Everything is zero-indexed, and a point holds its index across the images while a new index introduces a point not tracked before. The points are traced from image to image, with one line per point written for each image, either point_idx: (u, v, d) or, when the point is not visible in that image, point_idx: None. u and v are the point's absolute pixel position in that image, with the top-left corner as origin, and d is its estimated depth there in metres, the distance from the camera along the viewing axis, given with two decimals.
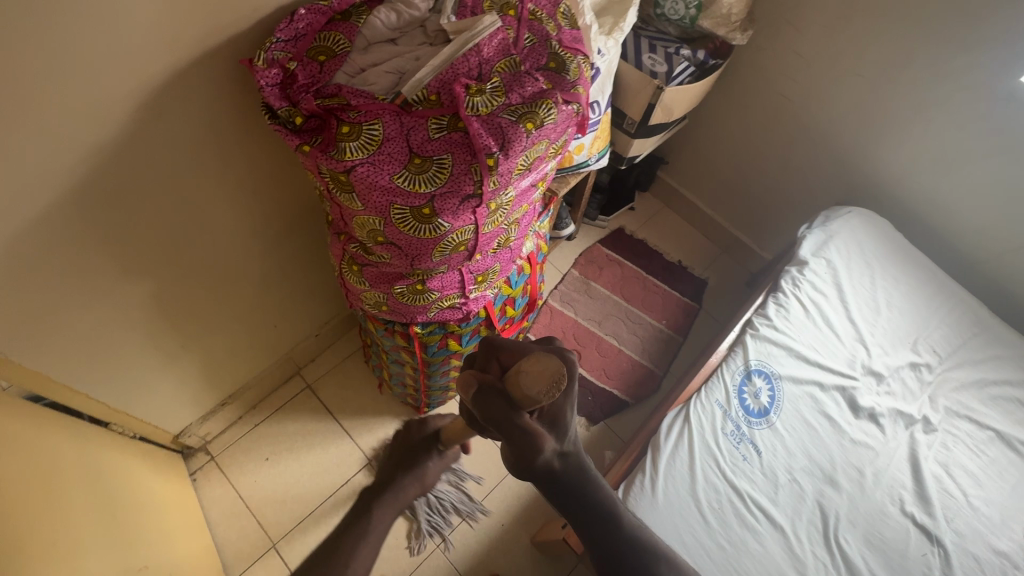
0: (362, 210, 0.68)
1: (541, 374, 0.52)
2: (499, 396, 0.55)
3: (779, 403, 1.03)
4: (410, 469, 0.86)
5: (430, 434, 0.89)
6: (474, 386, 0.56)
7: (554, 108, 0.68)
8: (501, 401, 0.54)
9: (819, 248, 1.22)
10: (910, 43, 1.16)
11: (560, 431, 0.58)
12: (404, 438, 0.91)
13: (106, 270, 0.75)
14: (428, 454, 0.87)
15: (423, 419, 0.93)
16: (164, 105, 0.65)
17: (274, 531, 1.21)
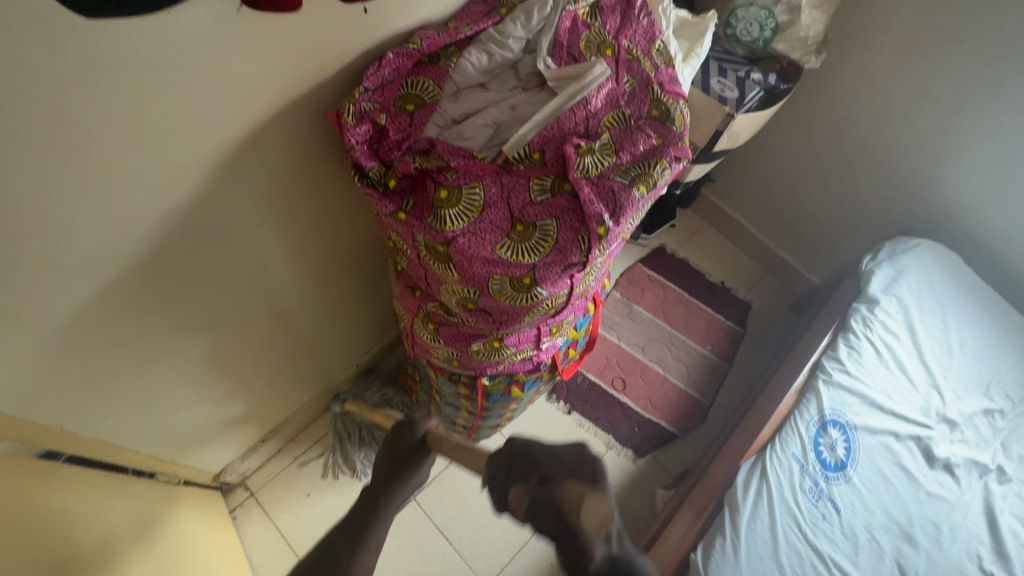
0: (455, 279, 0.62)
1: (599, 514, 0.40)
2: (548, 516, 0.41)
3: (856, 456, 0.99)
4: (393, 492, 0.60)
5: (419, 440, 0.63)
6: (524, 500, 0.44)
7: (668, 168, 0.61)
8: (551, 522, 0.41)
9: (888, 286, 1.17)
10: (992, 70, 1.09)
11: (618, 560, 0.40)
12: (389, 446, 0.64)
13: (167, 331, 0.70)
14: (420, 466, 0.63)
15: (409, 419, 0.65)
16: (242, 162, 0.59)
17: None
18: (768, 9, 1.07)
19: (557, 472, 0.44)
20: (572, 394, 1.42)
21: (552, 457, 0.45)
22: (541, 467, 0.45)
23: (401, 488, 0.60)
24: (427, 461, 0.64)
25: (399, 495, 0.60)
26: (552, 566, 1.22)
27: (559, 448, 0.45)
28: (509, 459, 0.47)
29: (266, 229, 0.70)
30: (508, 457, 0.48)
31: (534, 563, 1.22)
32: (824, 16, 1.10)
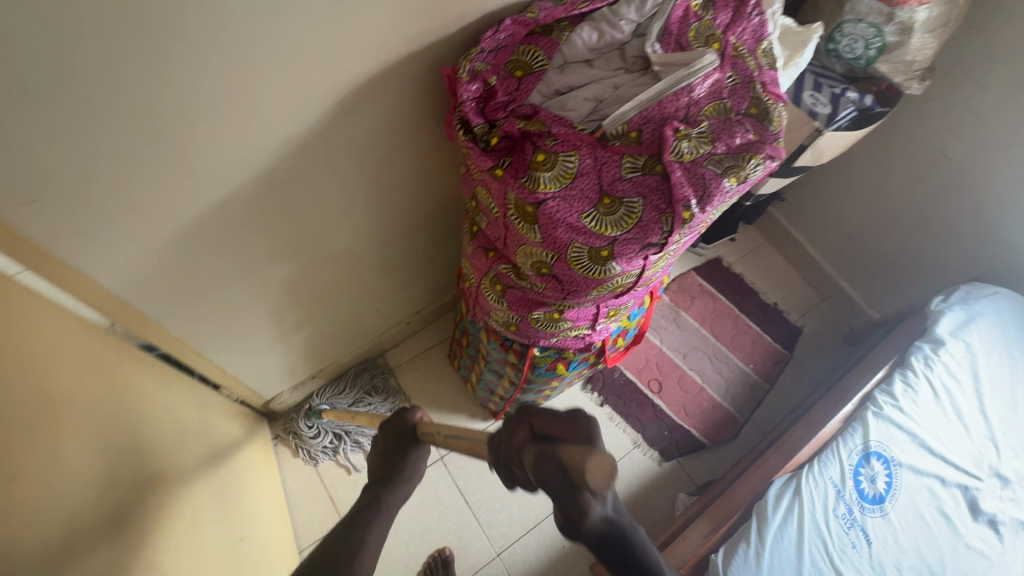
0: (535, 241, 0.64)
1: (607, 472, 0.40)
2: (555, 468, 0.43)
3: (896, 492, 0.97)
4: (392, 482, 0.70)
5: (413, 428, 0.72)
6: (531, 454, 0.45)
7: (761, 164, 0.62)
8: (556, 475, 0.43)
9: (957, 329, 1.12)
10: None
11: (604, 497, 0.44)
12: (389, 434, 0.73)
13: (260, 252, 0.75)
14: (415, 457, 0.73)
15: (405, 411, 0.74)
16: (360, 103, 0.63)
17: (342, 504, 1.23)
18: (878, 28, 1.03)
19: (552, 431, 0.46)
20: (607, 387, 1.44)
21: (545, 416, 0.47)
22: (537, 424, 0.47)
23: (400, 482, 0.70)
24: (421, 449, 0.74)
25: (399, 486, 0.70)
26: (564, 548, 1.24)
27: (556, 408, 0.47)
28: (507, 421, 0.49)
29: (364, 172, 0.74)
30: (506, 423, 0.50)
31: (546, 541, 1.24)
32: (936, 42, 1.06)
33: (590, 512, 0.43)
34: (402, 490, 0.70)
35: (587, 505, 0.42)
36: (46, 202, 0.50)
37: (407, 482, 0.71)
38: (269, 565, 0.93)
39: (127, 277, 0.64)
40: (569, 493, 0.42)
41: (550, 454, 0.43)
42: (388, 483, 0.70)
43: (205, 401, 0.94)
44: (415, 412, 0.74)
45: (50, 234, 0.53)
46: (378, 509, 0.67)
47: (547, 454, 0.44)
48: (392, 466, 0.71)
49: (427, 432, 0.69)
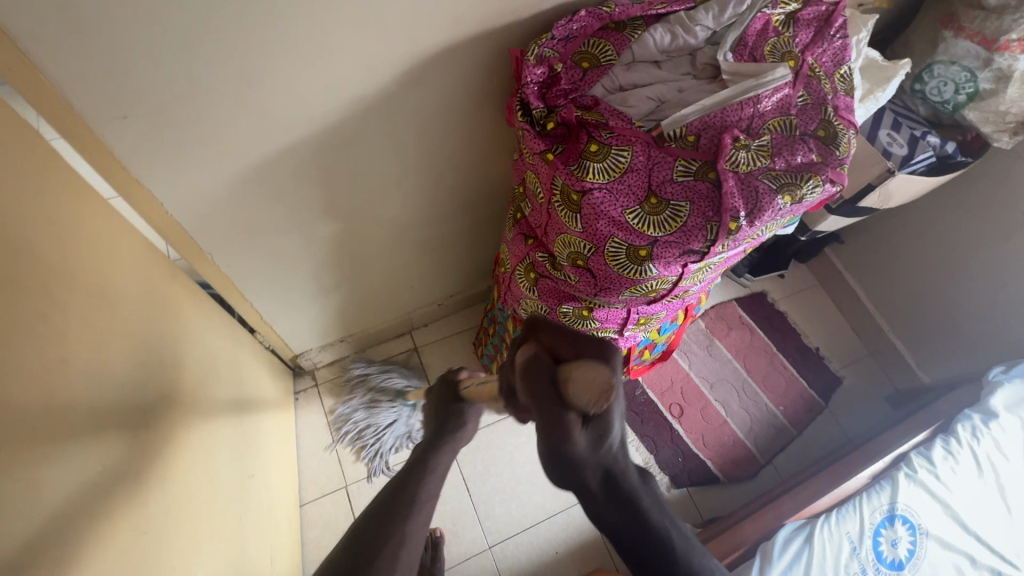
0: (576, 230, 0.65)
1: (593, 383, 0.49)
2: (547, 381, 0.53)
3: (918, 562, 0.90)
4: (444, 439, 0.74)
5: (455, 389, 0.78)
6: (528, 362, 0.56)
7: (819, 186, 0.60)
8: (548, 386, 0.53)
9: (1015, 405, 1.04)
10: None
11: (593, 423, 0.52)
12: (441, 394, 0.79)
13: (313, 206, 0.79)
14: (465, 418, 0.77)
15: (453, 380, 0.80)
16: (427, 73, 0.65)
17: None
18: (972, 72, 0.98)
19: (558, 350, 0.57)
20: (626, 403, 1.41)
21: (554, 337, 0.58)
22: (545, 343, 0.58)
23: (449, 441, 0.74)
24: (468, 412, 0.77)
25: (449, 442, 0.74)
26: (556, 555, 1.23)
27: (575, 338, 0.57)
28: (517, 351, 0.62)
29: (421, 144, 0.77)
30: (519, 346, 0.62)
31: (540, 544, 1.23)
32: None
33: (570, 420, 0.51)
34: (457, 437, 0.75)
35: (566, 417, 0.51)
36: (132, 121, 0.55)
37: (459, 436, 0.76)
38: (268, 508, 0.97)
39: (191, 208, 0.68)
40: (552, 399, 0.52)
41: (543, 367, 0.54)
42: (443, 436, 0.74)
43: (241, 341, 0.99)
44: (457, 372, 0.82)
45: (130, 152, 0.58)
46: (427, 471, 0.68)
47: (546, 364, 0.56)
48: (443, 421, 0.76)
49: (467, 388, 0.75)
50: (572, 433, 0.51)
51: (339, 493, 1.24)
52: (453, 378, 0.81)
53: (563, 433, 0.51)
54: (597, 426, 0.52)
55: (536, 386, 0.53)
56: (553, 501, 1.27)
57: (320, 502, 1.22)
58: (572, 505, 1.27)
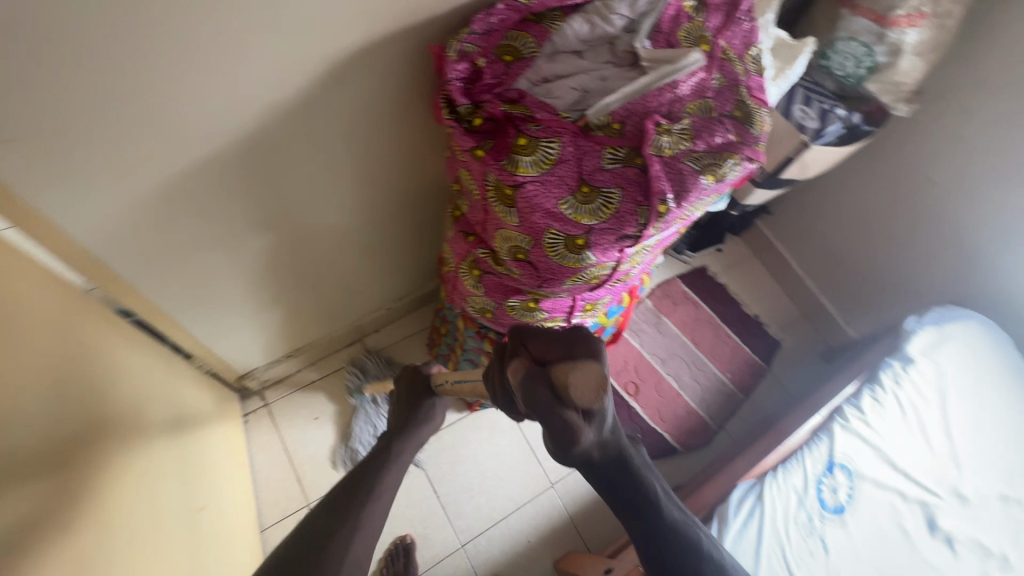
0: (513, 225, 0.65)
1: (590, 381, 0.50)
2: (545, 387, 0.51)
3: (856, 504, 0.98)
4: (408, 426, 0.82)
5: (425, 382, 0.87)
6: (521, 372, 0.53)
7: (739, 165, 0.63)
8: (546, 392, 0.51)
9: (928, 349, 1.14)
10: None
11: (597, 422, 0.53)
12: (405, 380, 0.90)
13: (241, 220, 0.75)
14: (430, 410, 0.86)
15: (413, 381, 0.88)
16: (346, 75, 0.63)
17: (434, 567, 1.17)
18: (869, 47, 1.06)
19: (545, 353, 0.54)
20: None
21: (539, 338, 0.56)
22: (534, 346, 0.56)
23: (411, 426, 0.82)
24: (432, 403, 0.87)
25: (411, 429, 0.82)
26: (529, 543, 1.24)
27: (557, 332, 0.56)
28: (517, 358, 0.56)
29: (348, 148, 0.74)
30: (503, 348, 0.60)
31: (513, 535, 1.24)
32: (925, 66, 1.08)
33: (575, 424, 0.51)
34: (423, 430, 0.84)
35: (569, 418, 0.50)
36: (19, 145, 0.50)
37: (420, 427, 0.84)
38: (224, 537, 0.92)
39: (101, 232, 0.63)
40: (556, 406, 0.51)
41: (537, 376, 0.52)
42: (401, 433, 0.81)
43: (176, 368, 0.94)
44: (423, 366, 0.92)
45: (21, 179, 0.53)
46: (396, 449, 0.78)
47: (544, 375, 0.52)
48: (407, 410, 0.85)
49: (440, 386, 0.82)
50: (580, 436, 0.51)
51: (301, 513, 1.19)
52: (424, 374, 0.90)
53: (569, 438, 0.51)
54: (597, 422, 0.53)
55: (534, 398, 0.51)
56: (521, 491, 1.28)
57: (282, 525, 1.18)
58: (541, 492, 1.29)
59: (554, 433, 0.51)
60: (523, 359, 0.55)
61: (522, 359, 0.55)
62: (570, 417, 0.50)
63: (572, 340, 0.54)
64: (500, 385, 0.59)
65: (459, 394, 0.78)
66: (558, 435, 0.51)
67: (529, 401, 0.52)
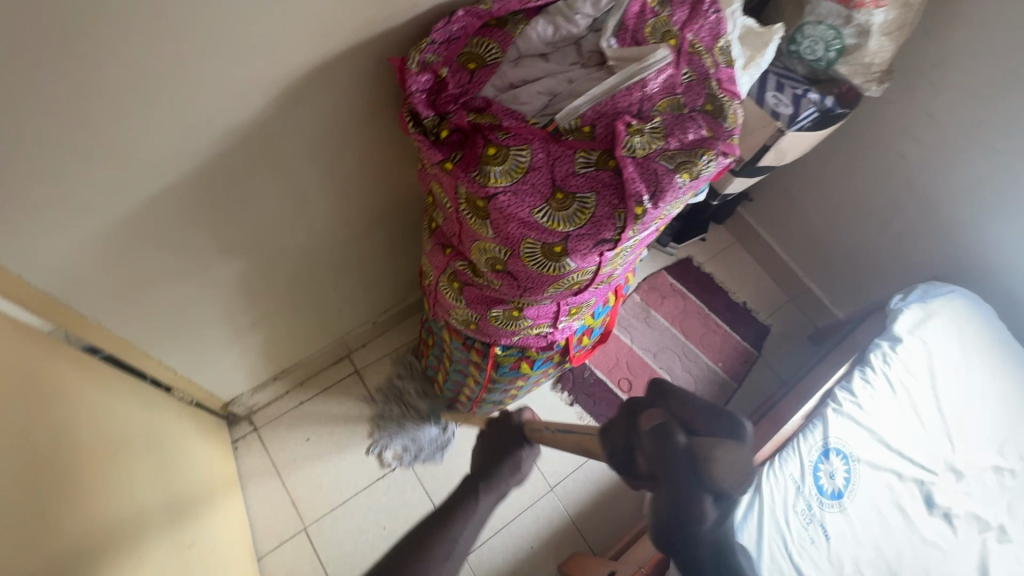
0: (488, 237, 0.63)
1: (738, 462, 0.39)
2: (685, 457, 0.40)
3: (854, 487, 0.99)
4: (494, 479, 0.73)
5: (516, 429, 0.78)
6: (658, 432, 0.42)
7: (713, 160, 0.62)
8: (686, 463, 0.40)
9: (916, 327, 1.15)
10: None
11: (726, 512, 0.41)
12: (492, 425, 0.81)
13: (208, 248, 0.73)
14: (521, 459, 0.76)
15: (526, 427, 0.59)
16: (304, 95, 0.61)
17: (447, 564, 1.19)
18: (837, 30, 1.05)
19: (693, 418, 0.43)
20: (577, 387, 1.43)
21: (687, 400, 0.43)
22: (677, 407, 0.44)
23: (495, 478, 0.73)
24: (527, 453, 0.77)
25: (501, 479, 0.73)
26: (532, 549, 1.23)
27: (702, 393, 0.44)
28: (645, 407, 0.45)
29: (314, 167, 0.72)
30: (635, 403, 0.47)
31: (515, 542, 1.23)
32: (893, 45, 1.08)
33: (699, 508, 0.40)
34: (513, 477, 0.74)
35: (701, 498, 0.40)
36: None
37: (507, 479, 0.74)
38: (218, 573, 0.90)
39: (58, 273, 0.61)
40: (692, 483, 0.40)
41: (677, 440, 0.41)
42: (494, 471, 0.74)
43: (155, 402, 0.91)
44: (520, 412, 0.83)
45: None
46: (480, 496, 0.72)
47: (680, 444, 0.41)
48: (494, 457, 0.76)
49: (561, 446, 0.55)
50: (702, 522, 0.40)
51: (299, 537, 1.17)
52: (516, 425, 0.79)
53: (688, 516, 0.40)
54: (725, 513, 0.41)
55: (671, 459, 0.40)
56: (520, 497, 1.27)
57: (279, 551, 1.15)
58: (541, 497, 1.28)
59: (671, 516, 0.41)
60: (655, 414, 0.45)
61: (660, 414, 0.44)
62: (699, 502, 0.40)
63: (709, 412, 0.42)
64: (618, 443, 0.46)
65: (558, 445, 0.65)
66: (675, 521, 0.41)
67: (662, 466, 0.41)
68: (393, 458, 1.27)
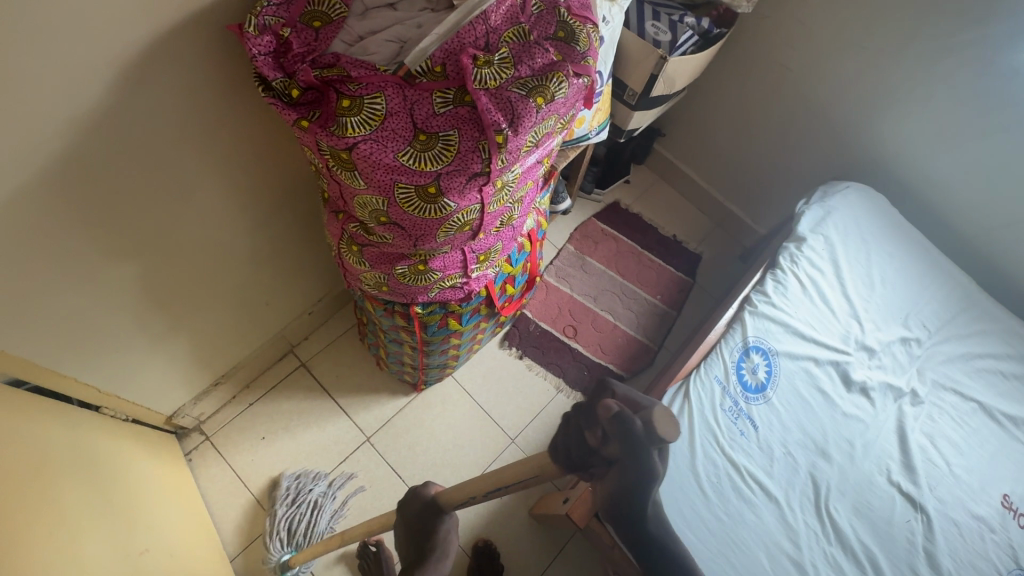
0: (363, 189, 0.65)
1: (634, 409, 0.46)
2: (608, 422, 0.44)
3: (775, 379, 1.06)
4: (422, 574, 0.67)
5: (429, 505, 0.68)
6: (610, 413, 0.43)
7: (565, 82, 0.65)
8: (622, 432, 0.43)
9: (817, 224, 1.22)
10: (927, 14, 1.12)
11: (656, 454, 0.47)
12: (406, 520, 0.70)
13: (93, 252, 0.72)
14: (438, 525, 0.68)
15: (414, 491, 0.70)
16: (151, 73, 0.61)
17: None
18: None
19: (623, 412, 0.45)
20: (523, 341, 1.47)
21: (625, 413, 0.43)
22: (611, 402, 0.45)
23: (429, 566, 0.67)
24: (446, 519, 0.69)
25: (429, 566, 0.67)
26: (501, 500, 1.26)
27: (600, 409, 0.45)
28: (582, 402, 0.46)
29: (188, 150, 0.72)
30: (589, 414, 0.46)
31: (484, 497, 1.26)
32: None
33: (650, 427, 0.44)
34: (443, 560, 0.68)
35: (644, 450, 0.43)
36: None
37: (440, 562, 0.68)
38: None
39: None
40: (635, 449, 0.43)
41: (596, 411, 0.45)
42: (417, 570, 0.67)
43: (85, 424, 0.90)
44: (426, 487, 0.70)
45: None
46: None
47: (636, 426, 0.43)
48: (421, 543, 0.68)
49: (449, 501, 0.65)
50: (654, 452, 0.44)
51: (269, 531, 1.18)
52: (429, 500, 0.69)
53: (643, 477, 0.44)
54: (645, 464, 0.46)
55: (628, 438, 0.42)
56: (484, 453, 1.33)
57: (252, 548, 1.16)
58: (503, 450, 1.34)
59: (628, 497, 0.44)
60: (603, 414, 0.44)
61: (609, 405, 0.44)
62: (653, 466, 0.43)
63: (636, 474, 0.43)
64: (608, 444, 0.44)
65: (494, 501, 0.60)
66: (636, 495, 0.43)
67: (625, 445, 0.43)
68: (353, 440, 1.29)
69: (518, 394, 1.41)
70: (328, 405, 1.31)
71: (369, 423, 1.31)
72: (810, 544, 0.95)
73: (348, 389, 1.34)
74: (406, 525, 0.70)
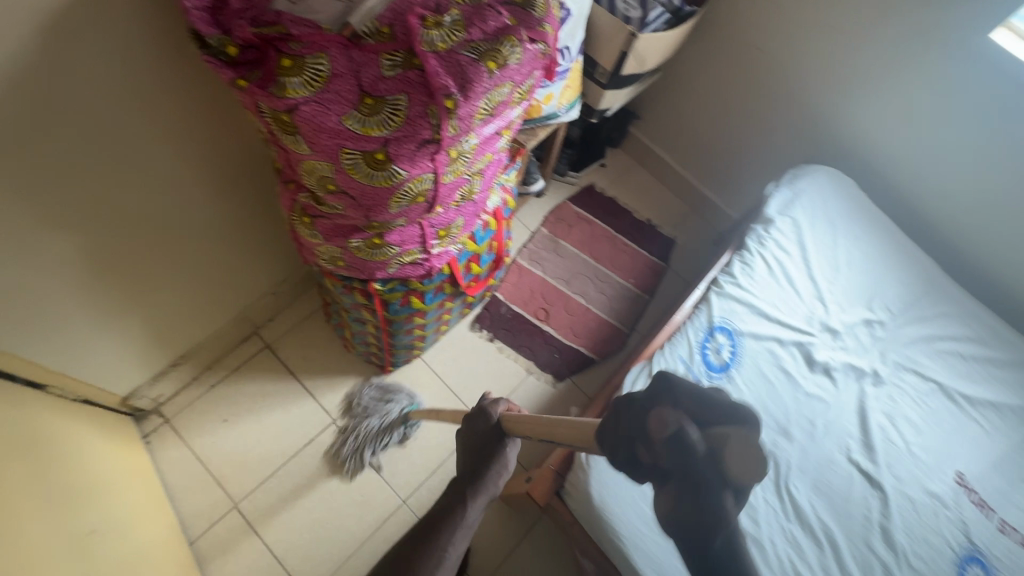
0: (309, 154, 0.63)
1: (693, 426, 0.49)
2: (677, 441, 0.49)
3: (740, 358, 1.07)
4: (479, 480, 0.75)
5: (494, 423, 0.80)
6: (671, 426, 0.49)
7: (518, 47, 0.64)
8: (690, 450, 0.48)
9: (785, 207, 1.22)
10: None
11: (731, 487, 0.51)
12: (468, 436, 0.81)
13: (25, 220, 0.69)
14: (500, 445, 0.78)
15: (480, 408, 0.83)
16: (75, 27, 0.57)
17: (383, 507, 1.22)
18: None
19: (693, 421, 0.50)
20: (495, 323, 1.46)
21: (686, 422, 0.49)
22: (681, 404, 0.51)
23: (486, 475, 0.76)
24: (507, 441, 0.79)
25: (483, 480, 0.75)
26: None
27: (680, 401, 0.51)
28: (643, 405, 0.52)
29: (124, 112, 0.68)
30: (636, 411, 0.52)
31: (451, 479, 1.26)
32: None
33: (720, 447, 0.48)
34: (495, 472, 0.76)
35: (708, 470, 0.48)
36: None
37: (498, 475, 0.76)
38: (134, 559, 0.89)
39: None
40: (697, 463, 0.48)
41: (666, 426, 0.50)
42: (472, 482, 0.75)
43: (28, 402, 0.86)
44: (492, 402, 0.83)
45: None
46: (468, 502, 0.73)
47: (696, 444, 0.48)
48: (478, 453, 0.78)
49: (514, 422, 0.76)
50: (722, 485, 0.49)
51: (231, 514, 1.16)
52: (494, 421, 0.81)
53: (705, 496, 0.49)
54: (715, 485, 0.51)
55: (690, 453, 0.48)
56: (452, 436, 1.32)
57: (213, 532, 1.14)
58: None
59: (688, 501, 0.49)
60: (665, 418, 0.50)
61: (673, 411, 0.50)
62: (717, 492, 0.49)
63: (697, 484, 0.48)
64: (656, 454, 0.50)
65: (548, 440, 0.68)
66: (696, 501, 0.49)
67: (683, 465, 0.48)
68: (318, 422, 1.27)
69: (488, 376, 1.40)
70: (293, 387, 1.29)
71: (335, 405, 1.29)
72: (768, 520, 0.96)
73: (315, 371, 1.31)
74: (466, 437, 0.82)
